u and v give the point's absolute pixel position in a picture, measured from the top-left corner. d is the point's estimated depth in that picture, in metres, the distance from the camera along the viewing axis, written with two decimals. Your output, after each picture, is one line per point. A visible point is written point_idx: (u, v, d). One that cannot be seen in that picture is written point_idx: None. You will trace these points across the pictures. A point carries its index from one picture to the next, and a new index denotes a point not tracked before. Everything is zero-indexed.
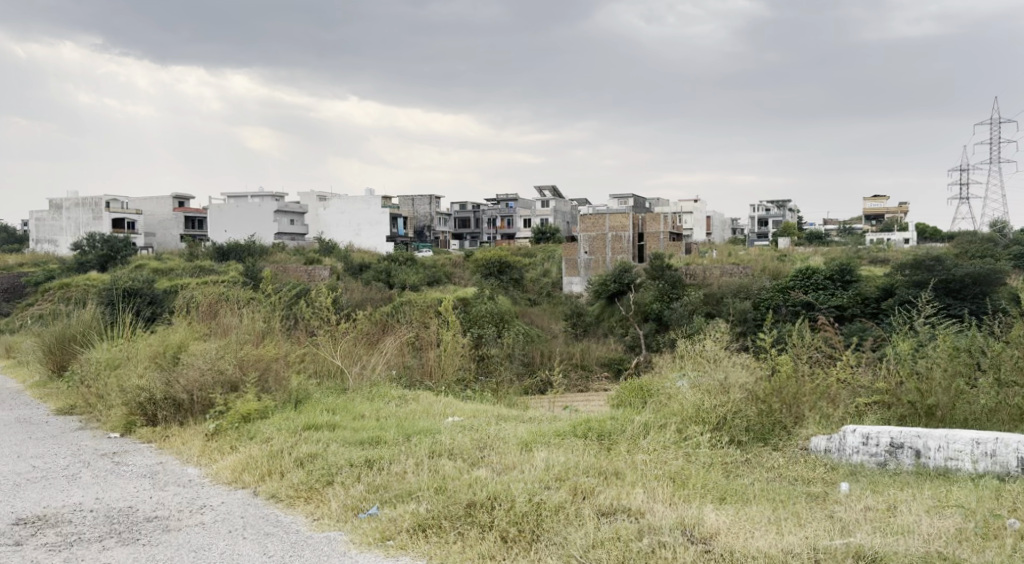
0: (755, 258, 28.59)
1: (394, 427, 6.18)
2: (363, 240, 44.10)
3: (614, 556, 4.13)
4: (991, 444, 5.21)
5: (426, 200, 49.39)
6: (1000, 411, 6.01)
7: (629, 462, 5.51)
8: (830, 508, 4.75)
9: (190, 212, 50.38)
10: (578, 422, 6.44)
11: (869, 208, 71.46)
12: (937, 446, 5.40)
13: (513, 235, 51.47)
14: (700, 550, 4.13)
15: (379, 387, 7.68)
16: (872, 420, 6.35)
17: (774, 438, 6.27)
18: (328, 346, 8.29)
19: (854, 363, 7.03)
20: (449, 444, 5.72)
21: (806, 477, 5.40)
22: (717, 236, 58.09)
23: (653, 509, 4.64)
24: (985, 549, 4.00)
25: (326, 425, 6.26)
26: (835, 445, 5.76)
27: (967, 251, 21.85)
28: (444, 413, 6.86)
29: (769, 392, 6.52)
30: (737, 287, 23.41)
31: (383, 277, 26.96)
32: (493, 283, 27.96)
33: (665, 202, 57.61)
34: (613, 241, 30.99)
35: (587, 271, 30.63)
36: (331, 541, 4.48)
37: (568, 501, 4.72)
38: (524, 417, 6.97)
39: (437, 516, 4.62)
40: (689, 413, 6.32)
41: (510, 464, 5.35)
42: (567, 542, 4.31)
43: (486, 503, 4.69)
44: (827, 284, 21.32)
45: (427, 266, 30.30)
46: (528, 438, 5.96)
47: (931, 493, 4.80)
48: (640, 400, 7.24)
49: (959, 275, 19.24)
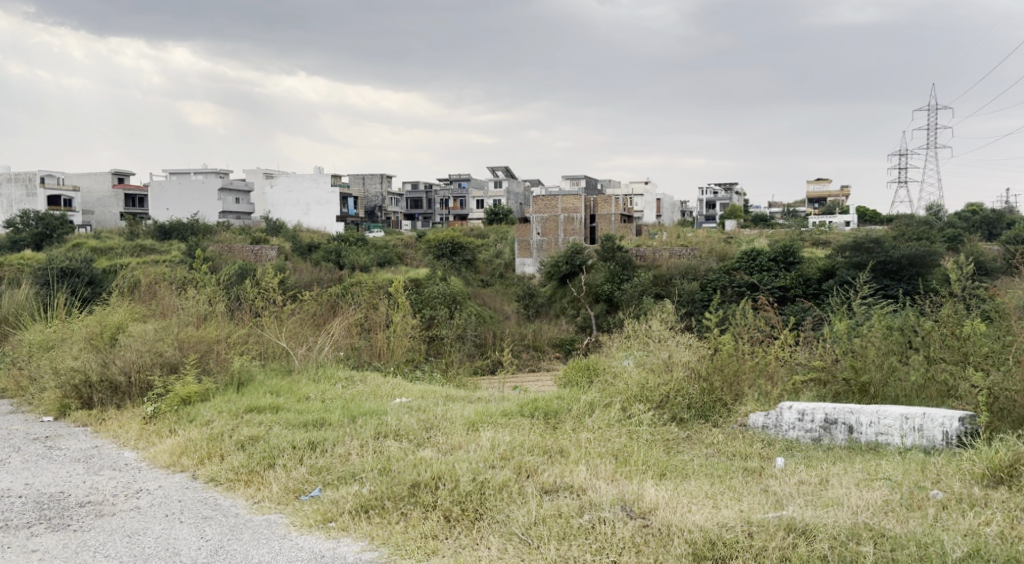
0: (703, 240, 29.03)
1: (340, 409, 6.12)
2: (311, 219, 43.33)
3: (554, 533, 4.18)
4: (920, 419, 5.38)
5: (377, 179, 48.79)
6: (928, 387, 6.13)
7: (575, 440, 5.57)
8: (765, 482, 4.88)
9: (130, 189, 49.00)
10: (525, 402, 6.47)
11: (813, 192, 73.21)
12: (869, 422, 5.57)
13: (466, 216, 51.24)
14: (639, 525, 4.21)
15: (325, 369, 7.61)
16: (808, 396, 6.51)
17: (715, 415, 6.38)
18: (273, 327, 8.17)
19: (791, 343, 7.20)
20: (396, 425, 5.70)
21: (743, 452, 5.53)
22: (667, 218, 58.69)
23: (594, 486, 4.71)
24: (909, 518, 4.13)
25: (269, 407, 6.18)
26: (772, 422, 5.92)
27: (905, 231, 22.48)
28: (391, 395, 6.83)
29: (711, 370, 6.65)
30: (686, 268, 23.71)
31: (333, 257, 26.60)
32: (445, 265, 27.82)
33: (617, 184, 58.02)
34: (565, 222, 31.09)
35: (540, 252, 30.49)
36: (271, 524, 4.44)
37: (512, 480, 4.75)
38: (473, 397, 6.98)
39: (381, 497, 4.60)
40: (633, 392, 6.44)
41: (456, 444, 5.36)
42: (509, 519, 4.35)
43: (431, 483, 4.69)
44: (771, 266, 21.67)
45: (378, 246, 29.97)
46: (474, 418, 5.98)
47: (861, 467, 4.95)
48: (587, 378, 7.32)
49: (897, 257, 19.80)
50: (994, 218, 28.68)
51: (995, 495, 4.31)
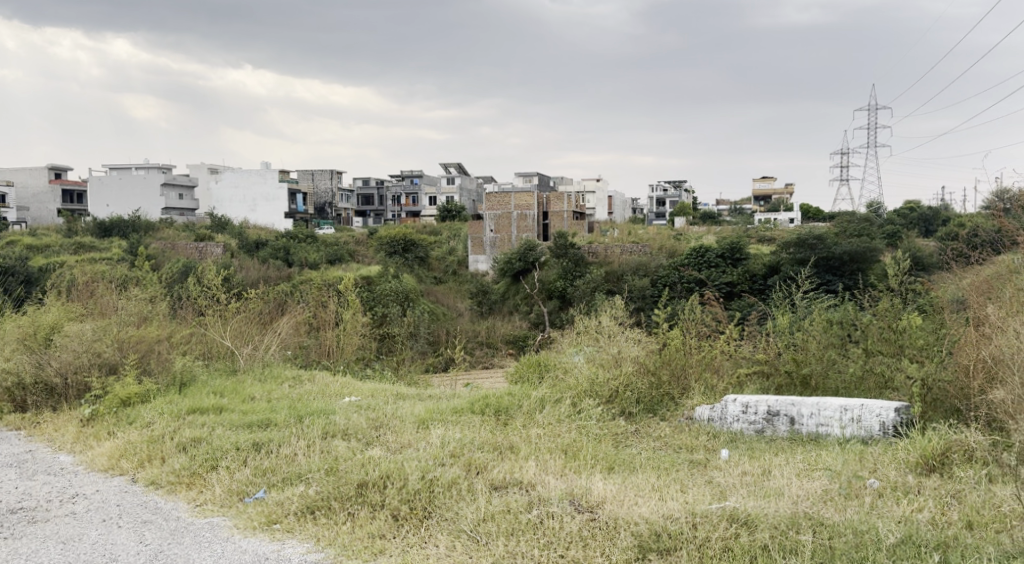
0: (653, 237, 29.38)
1: (286, 409, 6.03)
2: (258, 215, 42.62)
3: (503, 529, 4.19)
4: (858, 411, 5.52)
5: (326, 175, 48.19)
6: (865, 379, 6.27)
7: (524, 437, 5.57)
8: (710, 474, 4.96)
9: (68, 186, 47.59)
10: (476, 399, 6.46)
11: (759, 190, 74.63)
12: (809, 413, 5.70)
13: (418, 213, 50.93)
14: (586, 518, 4.24)
15: (272, 368, 7.50)
16: (752, 389, 6.64)
17: (662, 409, 6.46)
18: (217, 325, 8.01)
19: (736, 338, 7.31)
20: (344, 424, 5.64)
21: (689, 445, 5.60)
22: (619, 215, 59.21)
23: (543, 481, 4.72)
24: (847, 507, 4.23)
25: (212, 408, 6.06)
26: (718, 414, 6.02)
27: (847, 228, 23.04)
28: (340, 394, 6.76)
29: (659, 365, 6.73)
30: (637, 265, 23.94)
31: (281, 254, 26.21)
32: (397, 262, 27.63)
33: (568, 181, 58.25)
34: (518, 219, 31.13)
35: (493, 249, 30.46)
36: (213, 527, 4.36)
37: (461, 477, 4.74)
38: (423, 395, 6.95)
39: (327, 497, 4.55)
40: (583, 387, 6.48)
41: (405, 443, 5.32)
42: (458, 517, 4.34)
43: (379, 482, 4.66)
44: (719, 262, 22.00)
45: (328, 243, 29.60)
46: (424, 416, 5.94)
47: (802, 458, 5.06)
48: (537, 374, 7.33)
49: (839, 254, 20.30)
50: (930, 215, 29.56)
51: (928, 482, 4.44)
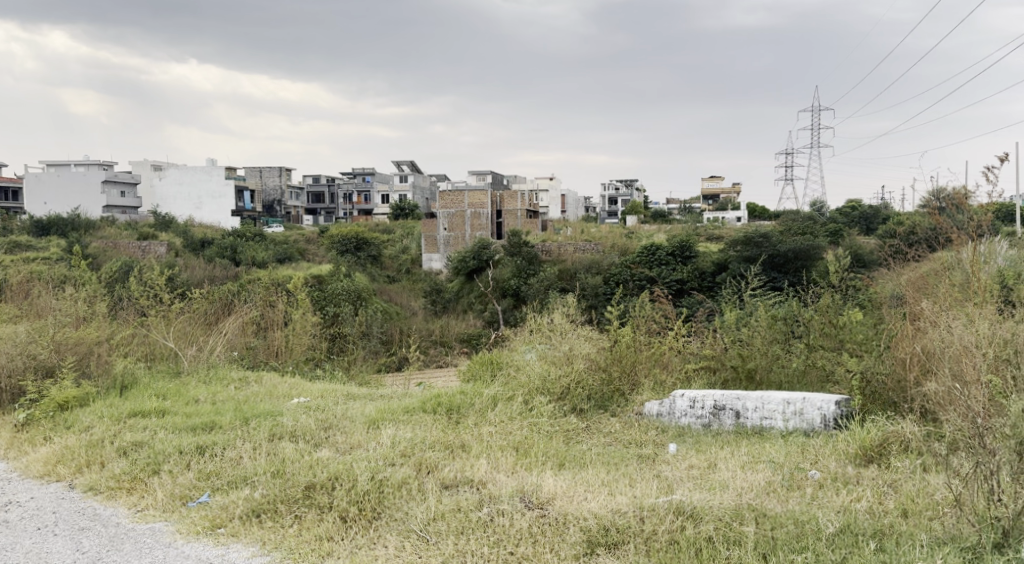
0: (605, 235, 29.60)
1: (231, 411, 5.93)
2: (204, 213, 41.81)
3: (452, 528, 4.18)
4: (801, 404, 5.64)
5: (275, 172, 47.50)
6: (808, 373, 6.43)
7: (476, 435, 5.57)
8: (658, 468, 5.01)
9: (4, 182, 46.07)
10: (427, 398, 6.43)
11: (708, 189, 75.75)
12: (754, 407, 5.80)
13: (370, 211, 50.51)
14: (536, 515, 4.26)
15: (217, 369, 7.37)
16: (700, 384, 6.74)
17: (613, 405, 6.52)
18: (160, 327, 7.83)
19: (685, 334, 7.41)
20: (291, 426, 5.57)
21: (638, 440, 5.66)
22: (572, 214, 59.53)
23: (494, 479, 4.73)
24: (789, 498, 4.32)
25: (154, 411, 5.94)
26: (666, 410, 6.09)
27: (793, 226, 23.52)
28: (288, 395, 6.67)
29: (609, 361, 6.80)
30: (589, 263, 24.09)
31: (227, 253, 25.78)
32: (349, 260, 27.38)
33: (522, 180, 58.28)
34: (471, 217, 31.14)
35: (446, 247, 30.34)
36: (155, 532, 4.28)
37: (411, 477, 4.72)
38: (374, 395, 6.90)
39: (273, 500, 4.50)
40: (534, 385, 6.50)
41: (355, 443, 5.28)
42: (407, 517, 4.32)
43: (327, 484, 4.61)
44: (669, 260, 22.28)
45: (277, 242, 29.17)
46: (375, 416, 5.90)
47: (747, 451, 5.15)
48: (489, 372, 7.33)
49: (784, 251, 20.71)
50: (871, 213, 30.32)
51: (866, 472, 4.56)
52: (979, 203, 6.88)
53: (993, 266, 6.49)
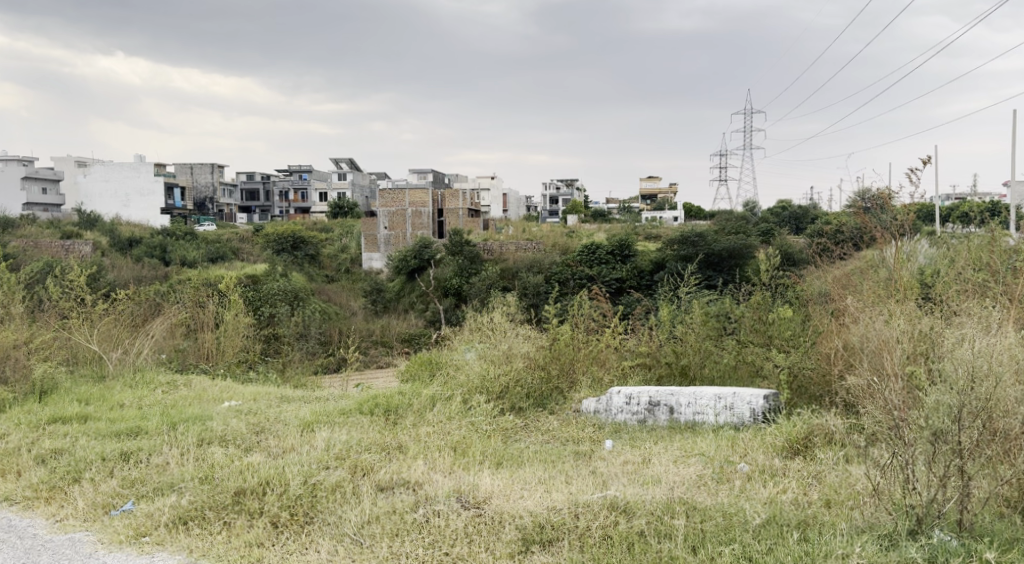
0: (546, 234, 29.74)
1: (159, 416, 5.78)
2: (132, 211, 40.68)
3: (387, 530, 4.15)
4: (731, 399, 5.76)
5: (206, 169, 46.42)
6: (739, 368, 6.59)
7: (413, 435, 5.54)
8: (594, 464, 5.06)
9: None
10: (364, 399, 6.36)
11: (646, 189, 76.90)
12: (687, 402, 5.90)
13: (308, 209, 49.48)
14: (472, 514, 4.26)
15: (144, 373, 7.17)
16: (636, 381, 6.82)
17: (551, 403, 6.55)
18: (83, 330, 7.56)
19: (622, 331, 7.49)
20: (221, 430, 5.45)
21: (575, 437, 5.71)
22: (513, 213, 59.71)
23: (431, 480, 4.70)
24: (718, 490, 4.41)
25: (76, 417, 5.75)
26: (603, 406, 6.15)
27: (727, 225, 24.01)
28: (219, 398, 6.53)
29: (547, 360, 6.84)
30: (531, 261, 24.18)
31: (157, 253, 25.09)
32: (285, 260, 26.95)
33: (464, 179, 58.16)
34: (412, 216, 30.74)
35: (387, 247, 30.05)
36: (75, 543, 4.15)
37: (346, 480, 4.67)
38: (309, 397, 6.79)
39: (201, 507, 4.40)
40: (474, 384, 6.50)
41: (288, 447, 5.20)
42: (341, 520, 4.27)
43: (258, 489, 4.53)
44: (608, 259, 22.55)
45: (209, 241, 28.54)
46: (310, 419, 5.82)
47: (679, 445, 5.24)
48: (428, 372, 7.30)
49: (718, 250, 21.12)
50: (800, 213, 31.18)
51: (792, 464, 4.68)
52: (901, 202, 7.10)
53: (915, 264, 6.72)
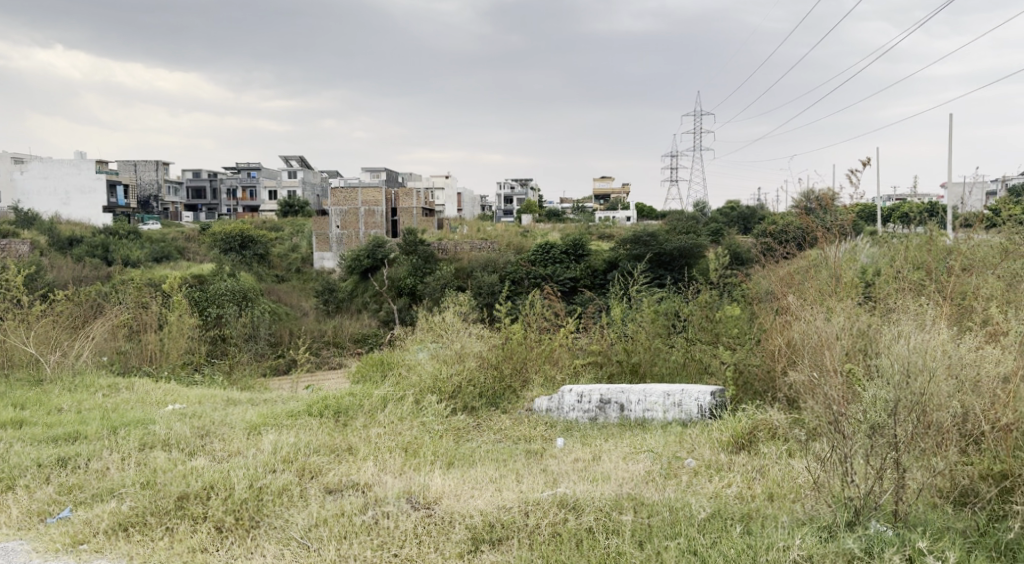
0: (500, 233, 29.73)
1: (99, 420, 5.63)
2: (72, 210, 39.45)
3: (335, 533, 4.09)
4: (679, 395, 5.84)
5: (151, 166, 45.41)
6: (688, 365, 6.66)
7: (363, 437, 5.48)
8: (545, 462, 5.07)
9: None
10: (314, 401, 6.27)
11: (599, 190, 77.45)
12: (637, 400, 5.95)
13: (256, 207, 48.76)
14: (423, 515, 4.22)
15: (85, 376, 6.97)
16: (588, 378, 6.85)
17: (503, 402, 6.54)
18: (20, 331, 7.33)
19: (574, 330, 7.51)
20: (164, 434, 5.33)
21: (527, 436, 5.70)
22: (467, 212, 59.60)
23: (381, 481, 4.65)
24: (666, 485, 4.45)
25: (10, 422, 5.57)
26: (555, 405, 6.16)
27: (679, 224, 24.28)
28: (163, 401, 6.38)
29: (500, 359, 6.82)
30: (485, 261, 24.13)
31: (99, 252, 24.44)
32: (233, 260, 26.49)
33: (417, 178, 57.78)
34: (365, 216, 30.24)
35: (339, 246, 29.72)
36: (9, 553, 4.02)
37: (293, 483, 4.60)
38: (256, 399, 6.67)
39: (142, 512, 4.29)
40: (426, 384, 6.46)
41: (234, 450, 5.10)
42: (288, 524, 4.20)
43: (202, 493, 4.44)
44: (562, 259, 22.64)
45: (154, 241, 27.92)
46: (257, 421, 5.71)
47: (629, 442, 5.28)
48: (380, 373, 7.24)
49: (669, 250, 21.35)
50: (749, 213, 31.71)
51: (738, 459, 4.75)
52: (843, 204, 7.32)
53: (857, 263, 6.87)
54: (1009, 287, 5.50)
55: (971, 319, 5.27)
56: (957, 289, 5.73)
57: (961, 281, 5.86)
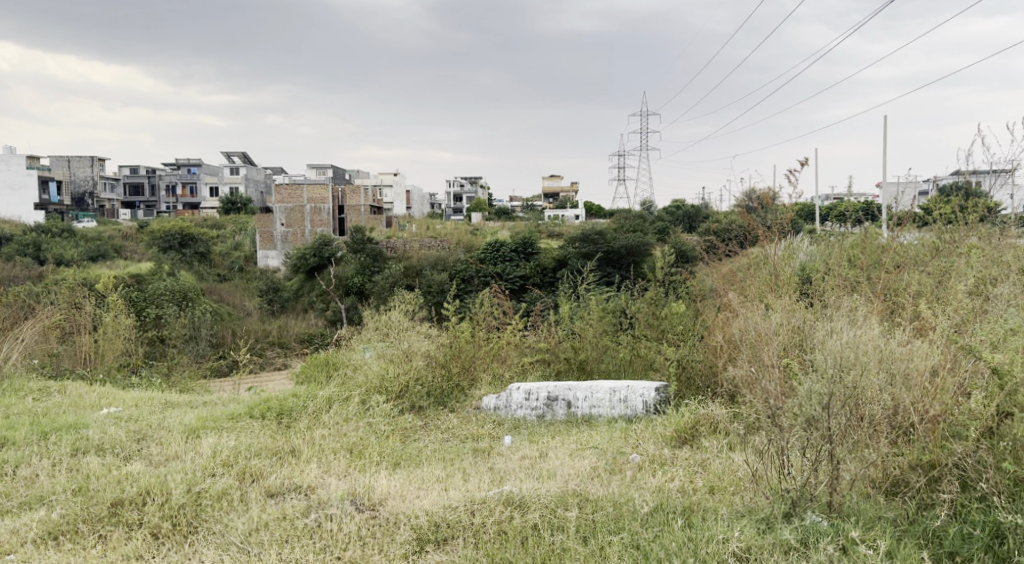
0: (449, 232, 29.59)
1: (29, 425, 5.42)
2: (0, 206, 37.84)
3: (276, 537, 4.00)
4: (625, 392, 5.88)
5: (86, 162, 44.10)
6: (634, 362, 6.71)
7: (307, 438, 5.38)
8: (492, 460, 5.05)
9: None
10: (256, 403, 6.14)
11: (548, 188, 77.71)
12: (584, 396, 5.96)
13: (196, 204, 47.76)
14: (367, 516, 4.16)
15: (13, 380, 6.70)
16: (535, 375, 6.85)
17: (451, 401, 6.50)
18: None
19: (521, 328, 7.50)
20: (99, 439, 5.16)
21: (475, 434, 5.66)
22: (416, 211, 59.20)
23: (324, 484, 4.57)
24: (610, 481, 4.46)
25: None
26: (503, 403, 6.14)
27: (626, 223, 24.46)
28: (98, 405, 6.19)
29: (448, 358, 6.77)
30: (435, 260, 23.97)
31: (30, 251, 23.60)
32: (173, 258, 25.84)
33: (365, 176, 57.12)
34: (311, 213, 29.84)
35: (284, 244, 29.26)
36: None
37: (233, 487, 4.48)
38: (196, 401, 6.50)
39: (74, 520, 4.15)
40: (372, 383, 6.38)
41: (172, 455, 4.95)
42: (227, 528, 4.10)
43: (137, 499, 4.30)
44: (512, 257, 22.62)
45: (89, 239, 27.10)
46: (196, 424, 5.57)
47: (575, 438, 5.29)
48: (325, 374, 7.13)
49: (617, 248, 21.49)
50: (694, 212, 32.13)
51: (681, 454, 4.79)
52: (783, 202, 7.44)
53: (797, 260, 6.99)
54: (938, 283, 5.64)
55: (904, 314, 5.40)
56: (892, 285, 5.86)
57: (894, 278, 5.99)
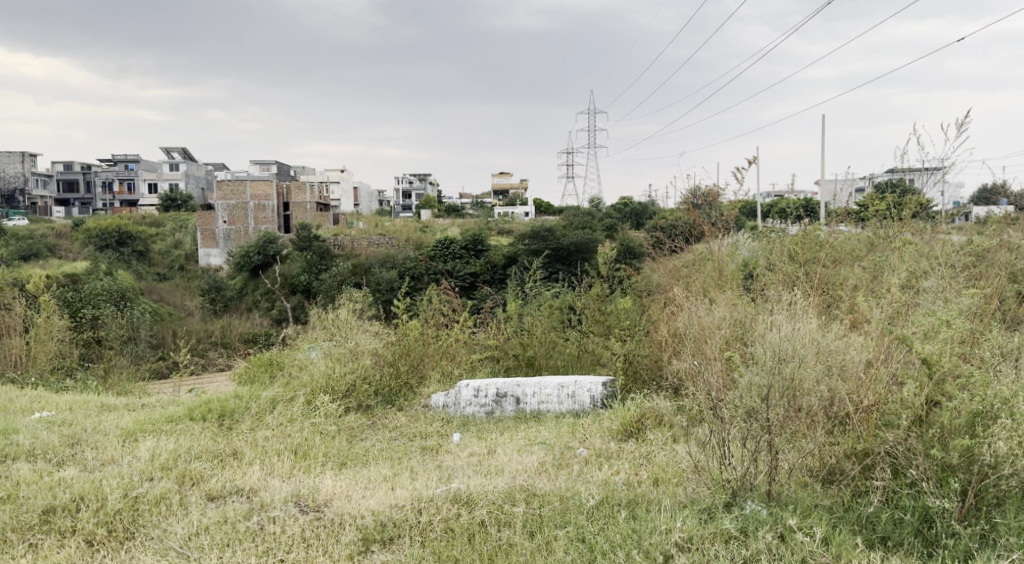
0: (398, 229, 29.33)
1: None
2: None
3: (216, 541, 3.91)
4: (573, 387, 5.92)
5: (16, 158, 42.67)
6: (582, 357, 6.80)
7: (250, 440, 5.27)
8: (439, 458, 5.01)
9: None
10: (197, 404, 5.99)
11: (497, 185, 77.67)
12: (532, 392, 5.97)
13: (135, 202, 46.52)
14: (312, 518, 4.10)
15: None
16: (483, 373, 6.82)
17: (400, 399, 6.44)
18: None
19: (470, 326, 7.48)
20: (30, 444, 4.98)
21: (422, 432, 5.62)
22: (365, 207, 58.60)
23: (267, 485, 4.49)
24: (558, 475, 4.47)
25: None
26: (451, 400, 6.09)
27: (575, 220, 24.56)
28: (30, 410, 5.97)
29: (397, 356, 6.68)
30: (384, 257, 23.75)
31: None
32: (110, 257, 25.13)
33: (311, 172, 56.26)
34: (254, 210, 29.33)
35: (226, 242, 28.73)
36: None
37: (172, 491, 4.36)
38: (134, 405, 6.30)
39: (3, 529, 4.00)
40: (318, 382, 6.27)
41: (108, 459, 4.81)
42: (166, 534, 3.98)
43: (70, 506, 4.17)
44: (462, 254, 22.54)
45: (21, 239, 26.21)
46: (133, 428, 5.41)
47: (523, 434, 5.29)
48: (269, 374, 6.99)
49: (566, 244, 21.60)
50: (641, 210, 32.47)
51: (626, 447, 4.82)
52: (728, 200, 7.54)
53: (739, 256, 7.11)
54: (873, 278, 5.79)
55: (839, 308, 5.53)
56: (829, 279, 6.01)
57: (831, 272, 6.16)
